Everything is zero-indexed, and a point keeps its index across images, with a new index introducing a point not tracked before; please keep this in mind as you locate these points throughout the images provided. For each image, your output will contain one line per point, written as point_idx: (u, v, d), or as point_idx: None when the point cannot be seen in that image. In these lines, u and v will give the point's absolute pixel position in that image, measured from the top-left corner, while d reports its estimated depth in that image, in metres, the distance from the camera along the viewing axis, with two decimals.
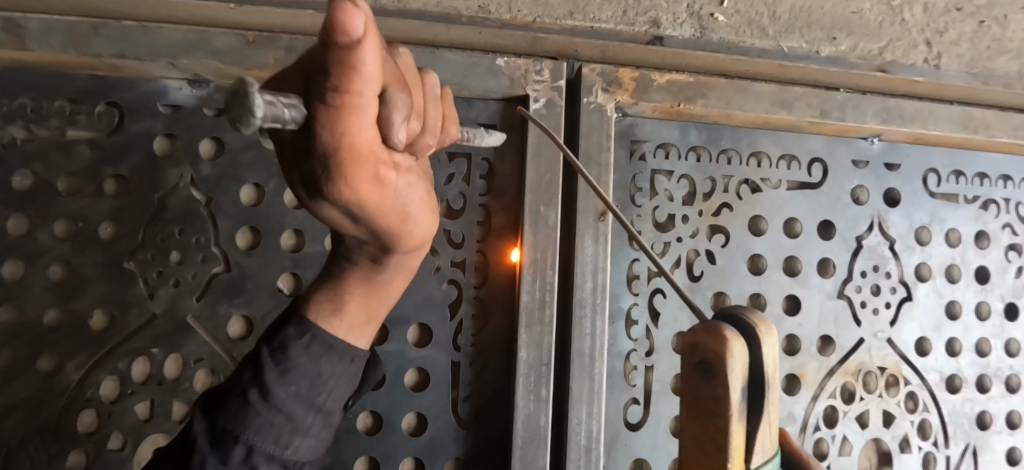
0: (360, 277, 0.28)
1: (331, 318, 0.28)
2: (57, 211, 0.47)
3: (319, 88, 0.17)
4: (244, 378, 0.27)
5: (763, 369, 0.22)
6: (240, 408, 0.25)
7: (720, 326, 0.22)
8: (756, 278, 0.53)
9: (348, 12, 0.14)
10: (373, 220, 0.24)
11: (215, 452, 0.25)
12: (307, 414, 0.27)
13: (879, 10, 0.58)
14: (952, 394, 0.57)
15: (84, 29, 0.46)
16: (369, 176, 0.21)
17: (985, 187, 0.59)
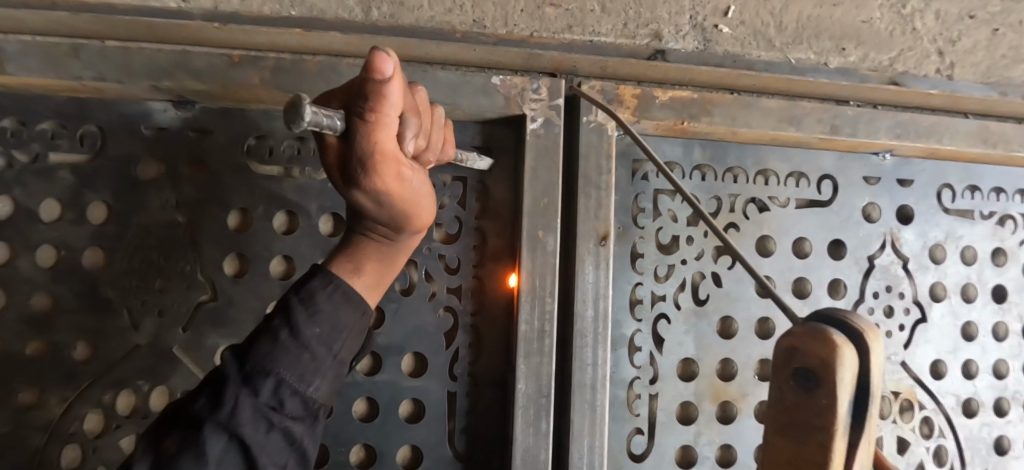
0: (375, 245, 0.32)
1: (352, 279, 0.31)
2: (36, 239, 0.45)
3: (359, 108, 0.25)
4: (267, 327, 0.28)
5: (872, 381, 0.21)
6: (270, 347, 0.27)
7: (828, 331, 0.21)
8: (764, 301, 0.51)
9: (382, 60, 0.24)
10: (394, 205, 0.29)
11: (245, 388, 0.26)
12: (326, 357, 0.29)
13: (890, 19, 0.55)
14: (969, 418, 0.55)
15: (62, 50, 0.44)
16: (393, 167, 0.27)
17: (1001, 202, 0.57)
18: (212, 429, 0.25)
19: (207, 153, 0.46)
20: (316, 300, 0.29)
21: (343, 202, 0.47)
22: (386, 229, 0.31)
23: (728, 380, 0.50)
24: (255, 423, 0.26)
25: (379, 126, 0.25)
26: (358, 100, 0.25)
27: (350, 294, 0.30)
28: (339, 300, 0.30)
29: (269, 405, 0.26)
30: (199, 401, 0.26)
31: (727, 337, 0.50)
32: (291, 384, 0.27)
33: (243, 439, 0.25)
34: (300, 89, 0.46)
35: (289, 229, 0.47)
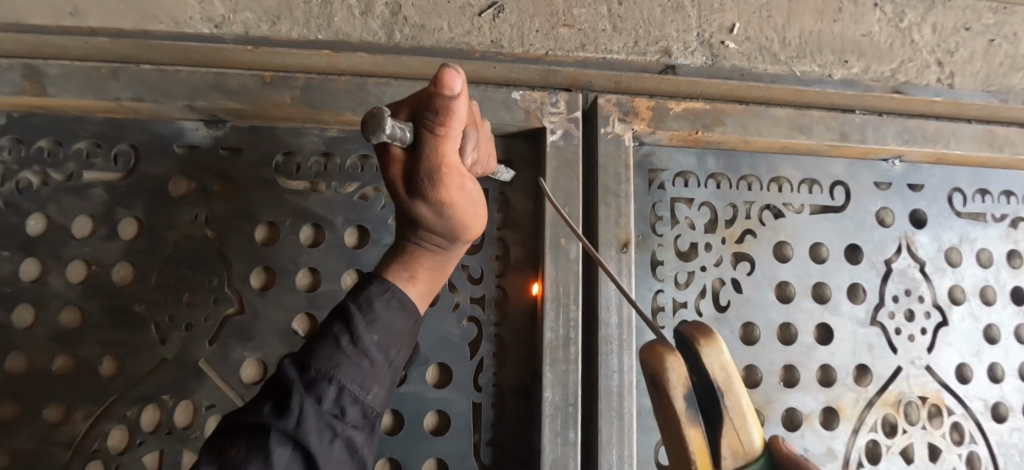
0: (429, 255, 0.33)
1: (406, 285, 0.32)
2: (69, 255, 0.46)
3: (427, 122, 0.27)
4: (325, 335, 0.29)
5: (714, 374, 0.23)
6: (332, 352, 0.28)
7: (658, 343, 0.24)
8: (784, 306, 0.51)
9: (450, 78, 0.26)
10: (454, 215, 0.30)
11: (310, 393, 0.26)
12: (382, 364, 0.30)
13: (888, 33, 0.59)
14: (999, 423, 0.54)
15: (101, 74, 0.46)
16: (453, 179, 0.28)
17: (1013, 204, 0.57)
18: (279, 437, 0.25)
19: (236, 169, 0.48)
20: (374, 307, 0.30)
21: (368, 215, 0.48)
22: (442, 240, 0.32)
23: (754, 387, 0.49)
24: (321, 431, 0.26)
25: (445, 139, 0.27)
26: (429, 113, 0.26)
27: (405, 302, 0.31)
28: (396, 307, 0.31)
29: (332, 412, 0.27)
30: (263, 409, 0.26)
31: (749, 343, 0.50)
32: (352, 391, 0.27)
33: (310, 448, 0.25)
34: (328, 105, 0.48)
35: (314, 242, 0.48)
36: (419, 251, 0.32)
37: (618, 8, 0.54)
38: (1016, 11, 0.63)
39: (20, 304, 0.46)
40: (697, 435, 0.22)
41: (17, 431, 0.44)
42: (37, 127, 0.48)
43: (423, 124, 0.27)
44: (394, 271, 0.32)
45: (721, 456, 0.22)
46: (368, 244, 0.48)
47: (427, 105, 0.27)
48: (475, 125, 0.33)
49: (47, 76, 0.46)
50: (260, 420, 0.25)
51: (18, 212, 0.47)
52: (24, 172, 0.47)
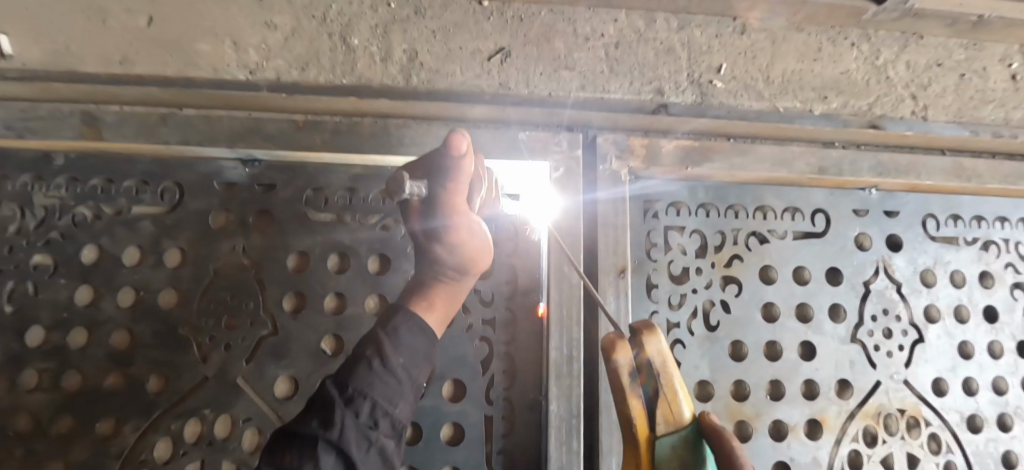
0: (445, 285, 0.37)
1: (426, 313, 0.36)
2: (120, 282, 0.51)
3: (437, 178, 0.32)
4: (358, 358, 0.34)
5: (653, 359, 0.32)
6: (365, 373, 0.32)
7: (613, 335, 0.34)
8: (770, 325, 0.55)
9: (456, 141, 0.31)
10: (465, 251, 0.35)
11: (349, 409, 0.31)
12: (407, 383, 0.34)
13: (865, 70, 0.64)
14: (974, 433, 0.58)
15: (153, 121, 0.52)
16: (462, 222, 0.34)
17: (984, 228, 0.62)
18: (324, 448, 0.29)
19: (272, 204, 0.53)
20: (400, 333, 0.34)
21: (390, 244, 0.53)
22: (456, 273, 0.37)
23: (743, 400, 0.54)
24: (359, 442, 0.30)
25: (454, 191, 0.33)
26: (439, 170, 0.32)
27: (425, 328, 0.36)
28: (418, 332, 0.35)
29: (368, 425, 0.31)
30: (310, 422, 0.31)
31: (738, 360, 0.54)
32: (383, 406, 0.32)
33: (351, 457, 0.30)
34: (355, 147, 0.53)
35: (341, 268, 0.53)
36: (436, 283, 0.37)
37: (615, 52, 0.59)
38: (985, 47, 0.68)
39: (76, 327, 0.51)
40: (638, 403, 0.32)
41: (73, 444, 0.49)
42: (91, 166, 0.53)
43: (434, 178, 0.33)
44: (415, 302, 0.37)
45: (656, 420, 0.32)
46: (390, 271, 0.53)
47: (436, 163, 0.33)
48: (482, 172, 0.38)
49: (106, 122, 0.52)
50: (308, 433, 0.30)
51: (74, 244, 0.52)
52: (79, 207, 0.53)
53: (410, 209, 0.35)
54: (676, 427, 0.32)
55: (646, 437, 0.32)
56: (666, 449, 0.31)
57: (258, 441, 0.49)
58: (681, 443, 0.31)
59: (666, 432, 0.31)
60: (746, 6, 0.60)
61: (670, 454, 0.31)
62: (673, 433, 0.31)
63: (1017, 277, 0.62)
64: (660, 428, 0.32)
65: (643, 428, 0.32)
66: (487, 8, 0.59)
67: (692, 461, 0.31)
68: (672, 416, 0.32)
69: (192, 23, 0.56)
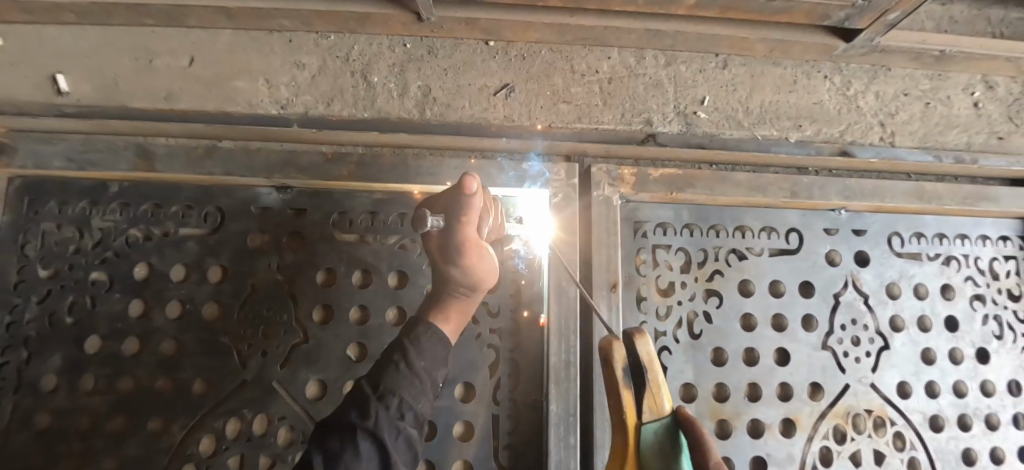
0: (458, 300, 0.43)
1: (442, 324, 0.43)
2: (169, 296, 0.58)
3: (454, 212, 0.38)
4: (387, 361, 0.40)
5: (642, 360, 0.38)
6: (394, 374, 0.39)
7: (610, 338, 0.39)
8: (748, 334, 0.62)
9: (469, 183, 0.37)
10: (476, 273, 0.41)
11: (381, 403, 0.37)
12: (428, 382, 0.41)
13: (837, 100, 0.70)
14: (937, 432, 0.63)
15: (199, 153, 0.59)
16: (474, 250, 0.40)
17: (945, 245, 0.68)
18: (362, 435, 0.36)
19: (304, 227, 0.60)
20: (422, 340, 0.41)
21: (407, 262, 0.60)
22: (467, 290, 0.43)
23: (723, 401, 0.60)
24: (390, 429, 0.37)
25: (467, 224, 0.39)
26: (456, 205, 0.38)
27: (443, 338, 0.42)
28: (436, 340, 0.42)
29: (397, 416, 0.38)
30: (350, 413, 0.37)
31: (720, 364, 0.61)
32: (409, 401, 0.39)
33: (384, 442, 0.36)
34: (377, 177, 0.60)
35: (364, 283, 0.59)
36: (451, 298, 0.43)
37: (608, 86, 0.66)
38: (949, 77, 0.73)
39: (129, 336, 0.57)
40: (628, 396, 0.38)
41: (126, 442, 0.54)
42: (142, 193, 0.60)
43: (452, 213, 0.38)
44: (434, 314, 0.43)
45: (642, 410, 0.38)
46: (408, 285, 0.59)
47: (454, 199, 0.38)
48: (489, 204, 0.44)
49: (157, 156, 0.59)
50: (348, 423, 0.37)
51: (127, 262, 0.58)
52: (131, 229, 0.59)
53: (428, 237, 0.41)
54: (658, 416, 0.38)
55: (634, 425, 0.38)
56: (650, 435, 0.37)
57: (291, 437, 0.56)
58: (662, 430, 0.38)
59: (650, 420, 0.37)
60: (727, 44, 0.67)
61: (654, 439, 0.37)
62: (656, 421, 0.38)
63: (976, 290, 0.67)
64: (645, 417, 0.38)
65: (633, 418, 0.38)
66: (492, 48, 0.66)
67: (670, 447, 0.37)
68: (656, 407, 0.38)
69: (229, 63, 0.63)
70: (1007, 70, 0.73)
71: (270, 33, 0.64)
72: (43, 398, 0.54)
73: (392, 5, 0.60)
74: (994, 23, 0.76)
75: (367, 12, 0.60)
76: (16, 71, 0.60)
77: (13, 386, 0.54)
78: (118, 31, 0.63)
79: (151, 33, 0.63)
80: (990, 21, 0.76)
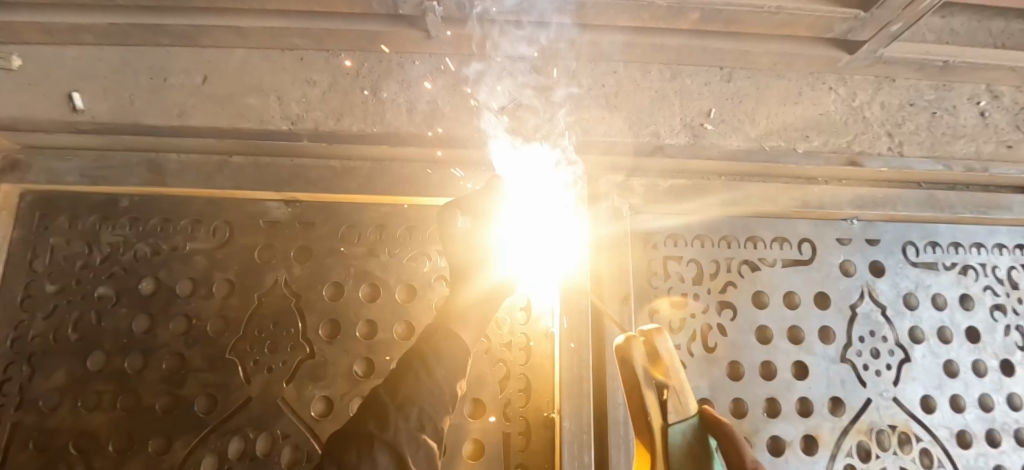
0: (479, 307, 0.45)
1: (461, 334, 0.44)
2: (175, 311, 0.57)
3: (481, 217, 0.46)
4: (412, 365, 0.42)
5: (660, 350, 0.34)
6: (417, 383, 0.41)
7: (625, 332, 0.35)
8: (764, 347, 0.60)
9: None
10: (498, 278, 0.47)
11: (403, 413, 0.38)
12: (446, 394, 0.42)
13: (843, 111, 0.70)
14: (964, 449, 0.61)
15: (211, 168, 0.61)
16: (499, 255, 0.47)
17: (961, 254, 0.66)
18: (379, 447, 0.35)
19: (312, 240, 0.60)
20: (444, 349, 0.43)
21: (415, 275, 0.59)
22: (487, 297, 0.46)
23: (741, 417, 0.58)
24: (408, 440, 0.37)
25: (492, 226, 0.46)
26: (480, 208, 0.46)
27: (463, 345, 0.44)
28: (457, 349, 0.44)
29: (416, 428, 0.38)
30: (369, 423, 0.38)
31: (736, 379, 0.59)
32: (429, 412, 0.40)
33: (404, 455, 0.36)
34: (387, 190, 0.60)
35: (372, 297, 0.59)
36: (473, 306, 0.47)
37: (614, 99, 0.66)
38: (954, 88, 0.74)
39: (134, 352, 0.56)
40: (651, 395, 0.32)
41: (128, 462, 0.52)
42: (150, 207, 0.60)
43: (478, 214, 0.47)
44: (452, 323, 0.44)
45: (666, 410, 0.32)
46: (416, 299, 0.58)
47: (478, 203, 0.47)
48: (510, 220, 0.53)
49: (167, 171, 0.60)
50: (367, 431, 0.37)
51: (134, 277, 0.58)
52: (140, 243, 0.59)
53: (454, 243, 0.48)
54: (685, 417, 0.32)
55: (661, 428, 0.31)
56: (678, 436, 0.31)
57: (295, 458, 0.53)
58: (689, 432, 0.32)
59: (676, 421, 0.32)
60: (731, 58, 0.68)
61: (683, 443, 0.31)
62: (683, 421, 0.32)
63: (996, 299, 0.66)
64: (671, 418, 0.32)
65: (657, 418, 0.32)
66: (500, 64, 0.67)
67: (703, 452, 0.31)
68: (680, 405, 0.32)
69: (242, 80, 0.64)
70: (1010, 80, 0.74)
71: (282, 51, 0.65)
72: (43, 417, 0.53)
73: (402, 24, 0.62)
74: (994, 35, 0.77)
75: (378, 30, 0.62)
76: (35, 90, 0.61)
77: (15, 402, 0.53)
78: (136, 51, 0.64)
79: (167, 53, 0.64)
80: (991, 33, 0.77)
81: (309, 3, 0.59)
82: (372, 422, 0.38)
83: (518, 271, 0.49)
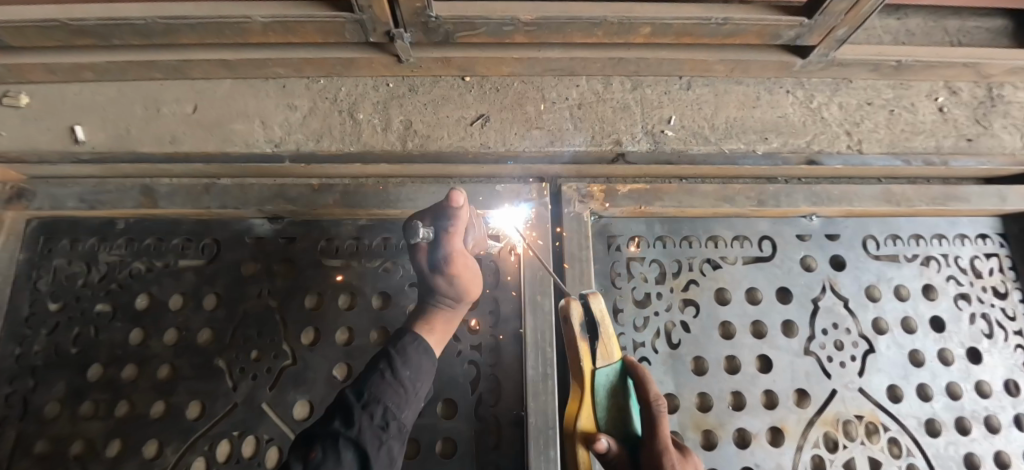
0: (444, 312, 0.51)
1: (427, 336, 0.50)
2: (166, 324, 0.61)
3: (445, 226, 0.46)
4: (376, 367, 0.47)
5: (597, 314, 0.45)
6: (381, 383, 0.45)
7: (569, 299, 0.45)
8: (728, 342, 0.62)
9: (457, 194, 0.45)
10: (461, 284, 0.49)
11: (366, 411, 0.43)
12: (411, 392, 0.46)
13: (801, 113, 0.73)
14: (934, 437, 0.61)
15: (198, 189, 0.65)
16: (462, 262, 0.48)
17: (922, 246, 0.68)
18: (344, 445, 0.41)
19: (294, 253, 0.64)
20: (408, 351, 0.48)
21: (390, 283, 0.62)
22: (452, 303, 0.51)
23: (706, 410, 0.60)
24: (371, 438, 0.42)
25: (454, 234, 0.47)
26: (443, 217, 0.46)
27: (428, 349, 0.49)
28: (421, 351, 0.48)
29: (379, 424, 0.43)
30: (334, 423, 0.42)
31: (701, 374, 0.61)
32: (392, 409, 0.44)
33: (366, 450, 0.41)
34: (360, 205, 0.64)
35: (350, 306, 0.62)
36: (437, 311, 0.51)
37: (578, 111, 0.70)
38: (911, 86, 0.76)
39: (128, 363, 0.60)
40: (584, 345, 0.44)
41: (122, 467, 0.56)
42: (145, 229, 0.65)
43: (440, 224, 0.47)
44: (420, 326, 0.50)
45: (596, 357, 0.44)
46: (391, 306, 0.62)
47: (442, 212, 0.47)
48: (473, 223, 0.53)
49: (158, 192, 0.64)
50: (333, 431, 0.42)
51: (129, 293, 0.62)
52: (134, 261, 0.63)
53: (417, 249, 0.48)
54: (610, 361, 0.44)
55: (590, 370, 0.43)
56: (603, 377, 0.43)
57: (277, 459, 0.56)
58: (612, 373, 0.44)
59: (603, 365, 0.43)
60: (689, 68, 0.71)
61: (606, 381, 0.43)
62: (608, 366, 0.44)
63: (960, 289, 0.67)
64: (599, 363, 0.44)
65: (588, 364, 0.43)
66: (468, 83, 0.71)
67: (619, 386, 0.44)
68: (608, 353, 0.44)
69: (228, 108, 0.69)
70: (967, 76, 0.76)
71: (267, 80, 0.70)
72: (45, 426, 0.57)
73: (374, 50, 0.66)
74: (950, 33, 0.80)
75: (352, 57, 0.66)
76: (40, 124, 0.67)
77: (20, 414, 0.57)
78: (132, 85, 0.70)
79: (160, 86, 0.70)
80: (947, 32, 0.80)
81: (287, 36, 0.63)
82: (337, 418, 0.43)
83: (479, 273, 0.51)
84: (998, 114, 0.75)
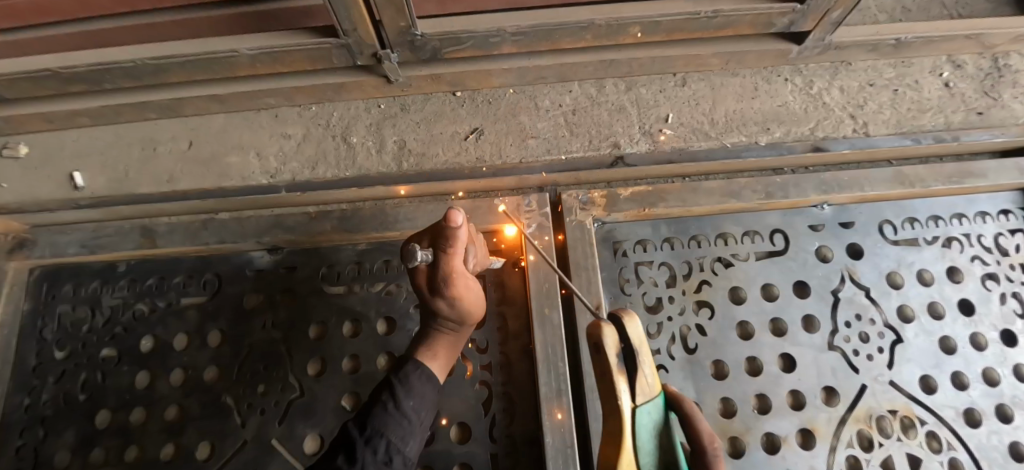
0: (446, 336, 0.50)
1: (429, 362, 0.49)
2: (173, 364, 0.60)
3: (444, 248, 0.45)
4: (380, 398, 0.45)
5: None
6: (384, 415, 0.43)
7: None
8: (747, 342, 0.60)
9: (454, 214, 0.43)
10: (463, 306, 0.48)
11: (370, 446, 0.41)
12: (415, 423, 0.45)
13: (801, 100, 0.71)
14: (974, 428, 0.58)
15: (195, 225, 0.65)
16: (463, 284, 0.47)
17: (942, 227, 0.66)
18: None
19: (295, 283, 0.63)
20: (411, 380, 0.46)
21: (393, 307, 0.61)
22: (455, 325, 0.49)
23: (731, 416, 0.57)
24: None
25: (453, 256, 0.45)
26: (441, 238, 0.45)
27: (431, 375, 0.47)
28: (423, 379, 0.47)
29: (384, 460, 0.41)
30: (337, 460, 0.40)
31: (721, 378, 0.59)
32: (397, 443, 0.43)
33: None
34: (359, 229, 0.63)
35: (355, 334, 0.61)
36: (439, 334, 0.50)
37: (572, 117, 0.69)
38: (913, 63, 0.74)
39: (137, 407, 0.59)
40: None
41: None
42: (145, 269, 0.64)
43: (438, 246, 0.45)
44: (422, 352, 0.49)
45: None
46: (396, 330, 0.60)
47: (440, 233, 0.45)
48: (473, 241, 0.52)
49: (158, 232, 0.65)
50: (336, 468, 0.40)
51: (134, 336, 0.61)
52: (138, 303, 0.63)
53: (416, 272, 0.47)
54: None
55: None
56: None
57: None
58: None
59: None
60: (682, 64, 0.70)
61: None
62: None
63: (986, 269, 0.64)
64: None
65: None
66: (460, 98, 0.70)
67: None
68: None
69: (223, 142, 0.69)
70: (970, 48, 0.73)
71: (258, 111, 0.70)
72: None
73: (363, 73, 0.66)
74: (948, 6, 0.78)
75: (342, 82, 0.66)
76: (40, 174, 0.68)
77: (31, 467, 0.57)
78: (126, 127, 0.70)
79: (153, 126, 0.70)
80: (945, 5, 0.78)
81: (275, 67, 0.63)
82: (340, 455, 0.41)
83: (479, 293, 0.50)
84: (1007, 84, 0.73)
